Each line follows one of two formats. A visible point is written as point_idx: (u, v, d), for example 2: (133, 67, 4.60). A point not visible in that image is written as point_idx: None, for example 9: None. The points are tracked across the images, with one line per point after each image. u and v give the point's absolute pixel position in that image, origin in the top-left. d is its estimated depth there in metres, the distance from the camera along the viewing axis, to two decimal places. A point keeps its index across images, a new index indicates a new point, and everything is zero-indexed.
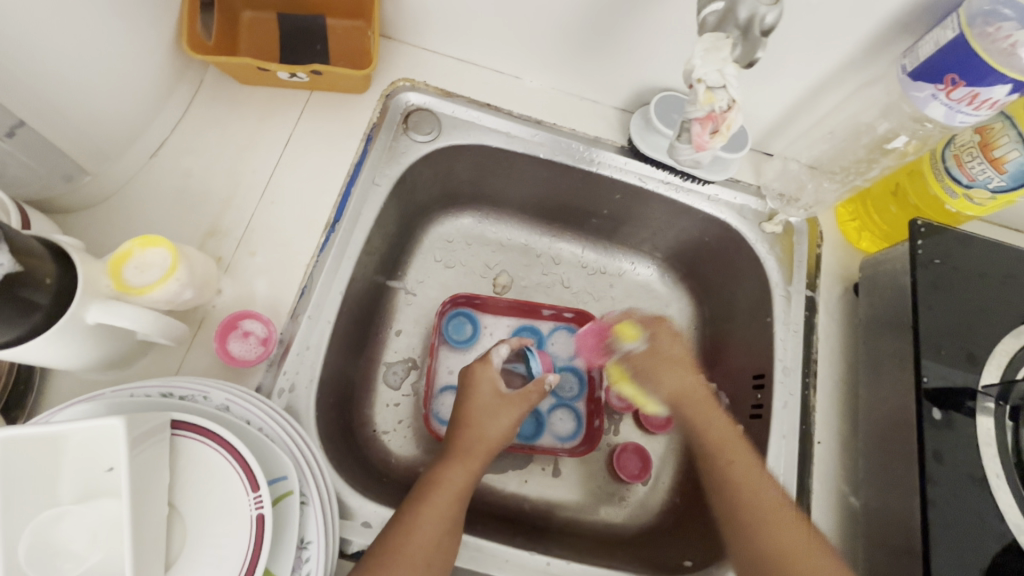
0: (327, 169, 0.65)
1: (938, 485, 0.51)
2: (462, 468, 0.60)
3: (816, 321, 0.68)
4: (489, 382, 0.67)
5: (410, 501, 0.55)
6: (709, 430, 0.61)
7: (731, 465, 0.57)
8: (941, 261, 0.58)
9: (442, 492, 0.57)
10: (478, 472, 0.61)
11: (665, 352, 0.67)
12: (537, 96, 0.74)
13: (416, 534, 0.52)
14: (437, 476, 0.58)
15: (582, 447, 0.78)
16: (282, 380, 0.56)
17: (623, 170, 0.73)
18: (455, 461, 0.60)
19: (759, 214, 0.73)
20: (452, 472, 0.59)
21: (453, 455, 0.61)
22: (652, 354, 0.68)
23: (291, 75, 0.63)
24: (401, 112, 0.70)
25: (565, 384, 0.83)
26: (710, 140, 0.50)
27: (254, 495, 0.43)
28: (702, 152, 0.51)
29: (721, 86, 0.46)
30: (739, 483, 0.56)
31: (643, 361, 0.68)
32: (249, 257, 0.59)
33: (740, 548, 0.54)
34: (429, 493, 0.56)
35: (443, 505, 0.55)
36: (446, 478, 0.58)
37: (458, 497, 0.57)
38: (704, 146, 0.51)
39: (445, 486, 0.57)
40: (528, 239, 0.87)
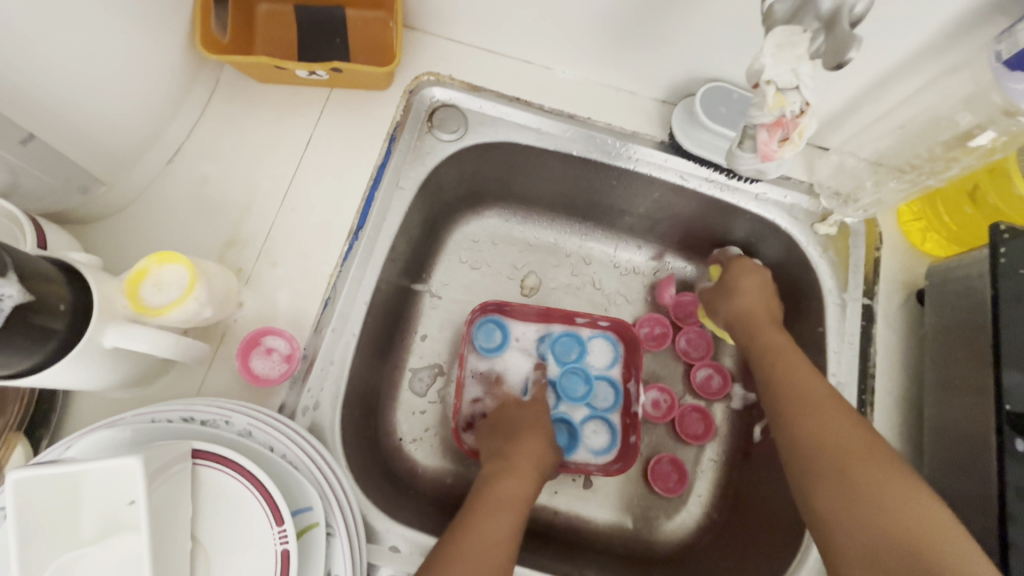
0: (348, 171, 0.61)
1: (1020, 525, 0.46)
2: (525, 462, 0.61)
3: (872, 332, 0.63)
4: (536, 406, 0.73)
5: (457, 525, 0.53)
6: (760, 340, 0.63)
7: (802, 410, 0.53)
8: None
9: (504, 494, 0.57)
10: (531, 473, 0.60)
11: (754, 289, 0.67)
12: (569, 88, 0.68)
13: (472, 561, 0.49)
14: (491, 481, 0.58)
15: (616, 464, 0.74)
16: (306, 397, 0.54)
17: (662, 167, 0.68)
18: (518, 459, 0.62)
19: (810, 215, 0.68)
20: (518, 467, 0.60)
21: (516, 452, 0.63)
22: (721, 286, 0.71)
23: (310, 74, 0.60)
24: (425, 109, 0.66)
25: (600, 396, 0.79)
26: (778, 149, 0.44)
27: (279, 529, 0.41)
28: (769, 162, 0.46)
29: (793, 87, 0.41)
30: (798, 413, 0.53)
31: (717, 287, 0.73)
32: (270, 267, 0.57)
33: (817, 492, 0.48)
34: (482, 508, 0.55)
35: (506, 505, 0.55)
36: (510, 474, 0.59)
37: (523, 493, 0.57)
38: (771, 156, 0.46)
39: (507, 484, 0.58)
40: (558, 238, 0.83)
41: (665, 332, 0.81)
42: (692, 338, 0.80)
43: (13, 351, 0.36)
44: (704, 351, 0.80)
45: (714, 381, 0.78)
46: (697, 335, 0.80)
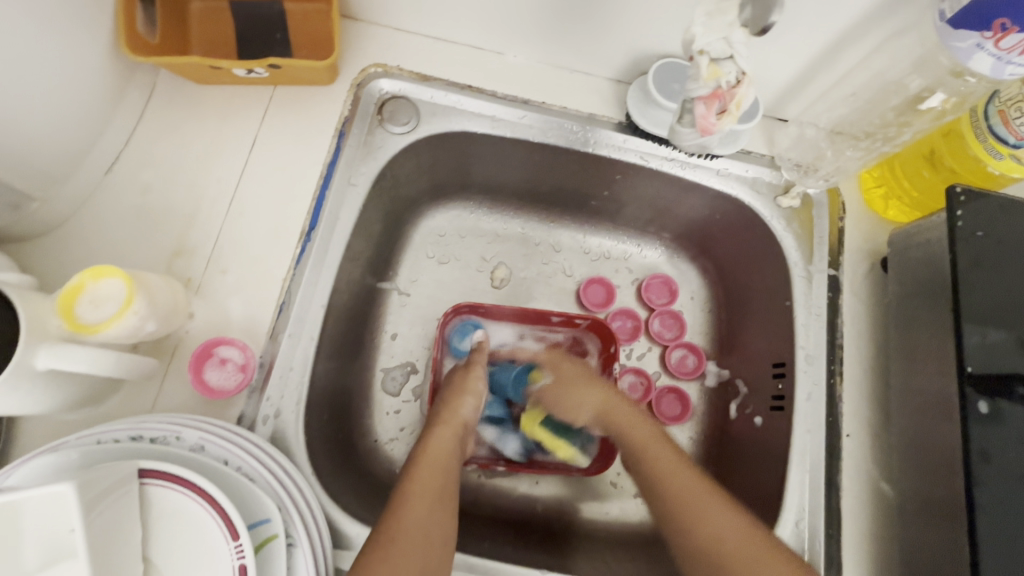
0: (298, 171, 0.59)
1: (986, 487, 0.46)
2: (444, 445, 0.58)
3: (840, 302, 0.63)
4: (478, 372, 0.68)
5: (388, 513, 0.50)
6: (630, 435, 0.59)
7: (683, 511, 0.51)
8: (984, 233, 0.52)
9: (428, 479, 0.53)
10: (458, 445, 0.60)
11: (574, 377, 0.67)
12: (522, 73, 0.67)
13: (407, 556, 0.46)
14: (416, 453, 0.57)
15: (595, 464, 0.71)
16: (265, 406, 0.52)
17: (621, 149, 0.67)
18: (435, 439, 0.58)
19: (773, 187, 0.66)
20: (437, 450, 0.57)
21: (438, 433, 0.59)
22: (558, 382, 0.67)
23: (249, 72, 0.57)
24: (374, 102, 0.64)
25: None
26: (717, 122, 0.46)
27: (235, 544, 0.39)
28: (709, 135, 0.47)
29: (727, 57, 0.43)
30: (691, 520, 0.50)
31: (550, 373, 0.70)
32: (220, 275, 0.55)
33: None
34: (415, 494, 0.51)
35: (430, 493, 0.52)
36: (429, 458, 0.56)
37: (446, 478, 0.55)
38: (710, 129, 0.47)
39: (428, 465, 0.55)
40: (525, 228, 0.82)
41: (635, 325, 0.80)
42: (664, 319, 0.80)
43: None
44: (678, 332, 0.79)
45: (687, 360, 0.78)
46: (668, 316, 0.80)
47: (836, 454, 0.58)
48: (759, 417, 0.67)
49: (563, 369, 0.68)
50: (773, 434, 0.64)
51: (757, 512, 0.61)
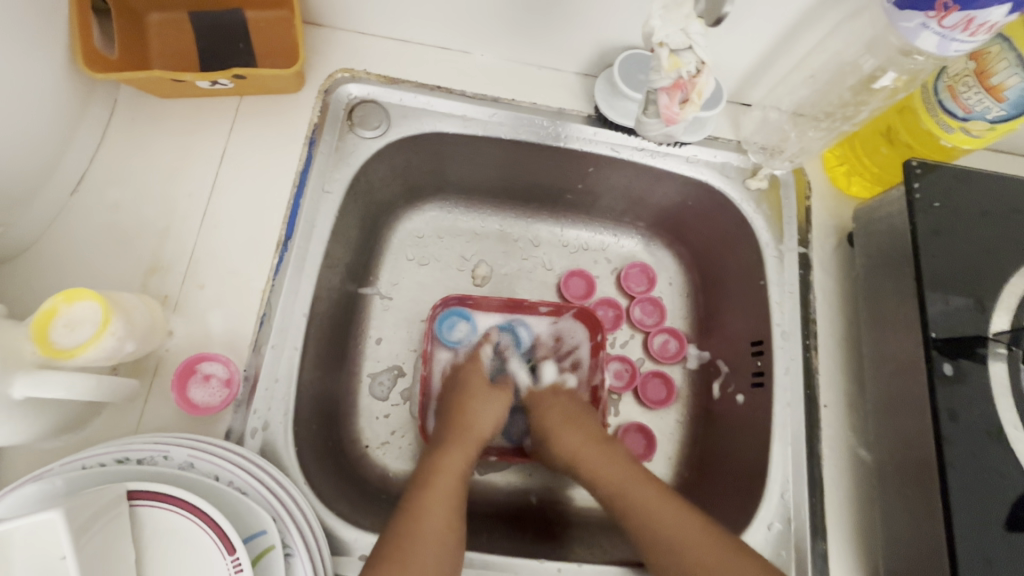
0: (270, 181, 0.59)
1: (954, 444, 0.48)
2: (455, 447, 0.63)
3: (811, 278, 0.65)
4: (476, 374, 0.73)
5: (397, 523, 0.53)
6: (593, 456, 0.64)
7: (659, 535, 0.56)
8: (941, 204, 0.54)
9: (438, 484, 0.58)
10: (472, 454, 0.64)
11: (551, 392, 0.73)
12: (490, 71, 0.67)
13: (415, 561, 0.49)
14: (435, 462, 0.60)
15: None
16: (253, 419, 0.52)
17: (593, 141, 0.68)
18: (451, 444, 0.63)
19: (741, 170, 0.68)
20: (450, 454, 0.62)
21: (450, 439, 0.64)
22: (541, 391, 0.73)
23: (213, 83, 0.57)
24: (343, 107, 0.63)
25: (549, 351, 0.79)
26: (680, 111, 0.48)
27: (231, 558, 0.39)
28: (675, 123, 0.48)
29: (687, 48, 0.44)
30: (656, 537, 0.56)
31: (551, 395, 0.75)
32: (198, 290, 0.54)
33: None
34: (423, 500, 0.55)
35: (443, 496, 0.56)
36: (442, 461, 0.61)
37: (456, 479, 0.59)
38: (676, 118, 0.48)
39: (448, 474, 0.59)
40: (503, 224, 0.82)
41: (617, 312, 0.81)
42: (644, 306, 0.81)
43: None
44: (658, 317, 0.81)
45: (669, 345, 0.80)
46: (648, 303, 0.81)
47: (816, 424, 0.60)
48: (741, 395, 0.69)
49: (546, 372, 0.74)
50: (755, 410, 0.66)
51: (745, 487, 0.62)
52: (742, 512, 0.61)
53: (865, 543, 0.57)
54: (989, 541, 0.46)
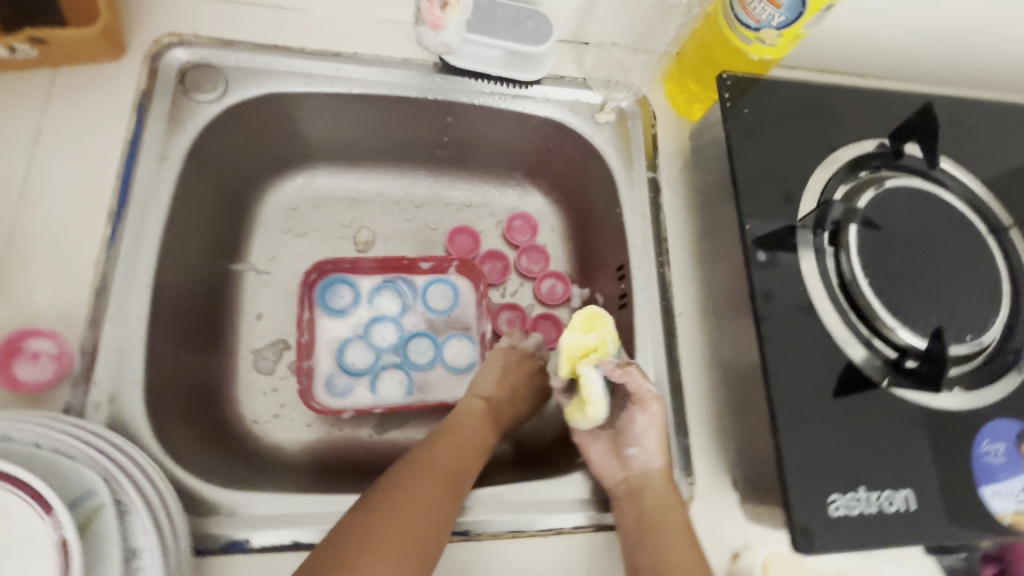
0: (95, 152, 0.56)
1: (770, 320, 0.52)
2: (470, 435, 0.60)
3: (662, 200, 0.69)
4: (529, 361, 0.71)
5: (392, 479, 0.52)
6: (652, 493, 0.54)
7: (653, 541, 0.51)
8: (749, 111, 0.59)
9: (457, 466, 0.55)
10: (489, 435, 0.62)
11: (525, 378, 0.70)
12: (329, 27, 0.67)
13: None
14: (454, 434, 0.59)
15: None
16: (94, 393, 0.50)
17: (442, 89, 0.69)
18: (468, 428, 0.61)
19: (589, 106, 0.71)
20: (468, 435, 0.60)
21: (469, 421, 0.62)
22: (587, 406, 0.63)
23: (13, 52, 0.54)
24: (174, 73, 0.61)
25: (434, 298, 0.81)
26: (442, 14, 0.60)
27: (53, 519, 0.38)
28: (439, 25, 0.60)
29: None
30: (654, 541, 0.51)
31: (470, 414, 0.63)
32: (21, 269, 0.52)
33: None
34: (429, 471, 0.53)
35: (453, 465, 0.55)
36: (451, 435, 0.59)
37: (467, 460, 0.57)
38: (439, 23, 0.60)
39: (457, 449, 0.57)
40: (379, 188, 0.82)
41: (503, 263, 0.83)
42: (531, 255, 0.83)
43: None
44: (544, 264, 0.83)
45: (556, 288, 0.82)
46: (535, 253, 0.84)
47: (674, 333, 0.64)
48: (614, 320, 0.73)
49: (513, 378, 0.69)
50: (625, 331, 0.69)
51: None
52: None
53: (726, 433, 0.61)
54: (809, 405, 0.50)
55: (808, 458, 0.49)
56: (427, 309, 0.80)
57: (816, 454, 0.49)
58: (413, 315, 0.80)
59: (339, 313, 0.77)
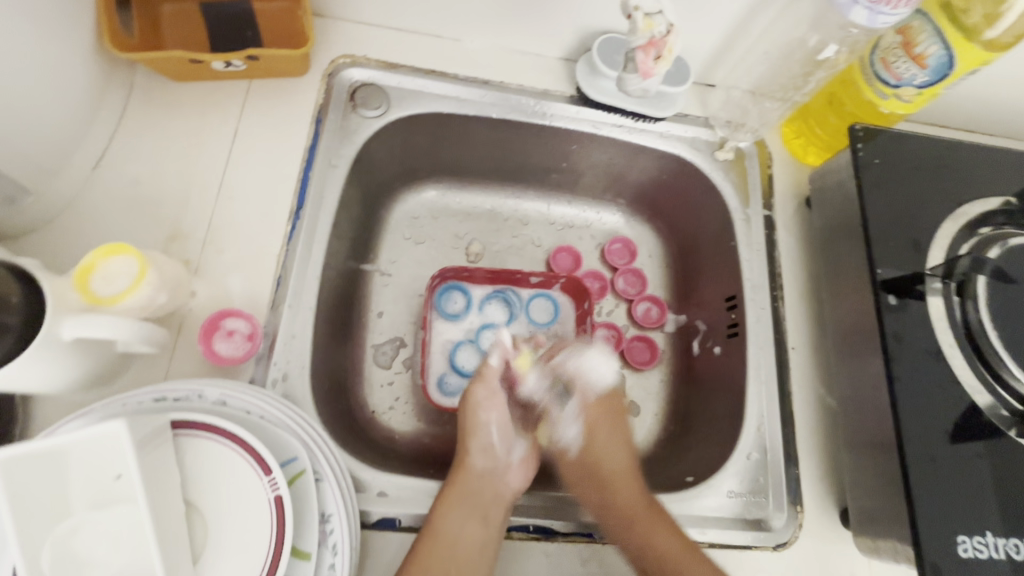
0: (280, 156, 0.63)
1: (899, 362, 0.56)
2: (492, 429, 0.66)
3: (776, 238, 0.72)
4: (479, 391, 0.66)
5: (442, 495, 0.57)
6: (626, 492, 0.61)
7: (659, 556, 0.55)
8: (881, 161, 0.62)
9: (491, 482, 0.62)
10: (476, 505, 0.58)
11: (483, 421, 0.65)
12: (479, 57, 0.73)
13: None
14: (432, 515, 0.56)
15: None
16: (274, 370, 0.55)
17: (576, 119, 0.74)
18: (486, 430, 0.66)
19: (710, 144, 0.75)
20: (487, 428, 0.66)
21: (484, 411, 0.66)
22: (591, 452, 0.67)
23: (227, 65, 0.61)
24: (346, 90, 0.68)
25: (538, 311, 0.85)
26: (654, 65, 0.56)
27: (269, 478, 0.43)
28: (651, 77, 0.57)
29: (656, 11, 0.52)
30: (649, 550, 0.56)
31: (482, 387, 0.67)
32: (217, 255, 0.58)
33: None
34: (472, 491, 0.59)
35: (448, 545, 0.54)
36: (479, 438, 0.65)
37: (496, 469, 0.63)
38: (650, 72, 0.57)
39: (443, 533, 0.54)
40: (493, 205, 0.87)
41: (603, 283, 0.86)
42: (627, 277, 0.86)
43: None
44: (641, 287, 0.86)
45: (652, 312, 0.85)
46: (631, 275, 0.86)
47: (785, 365, 0.67)
48: (718, 347, 0.76)
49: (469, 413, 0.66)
50: (732, 359, 0.72)
51: (726, 428, 0.68)
52: (724, 447, 0.67)
53: (832, 466, 0.64)
54: (933, 446, 0.53)
55: (935, 493, 0.52)
56: (531, 321, 0.84)
57: (942, 491, 0.52)
58: (519, 325, 0.84)
59: (452, 316, 0.82)
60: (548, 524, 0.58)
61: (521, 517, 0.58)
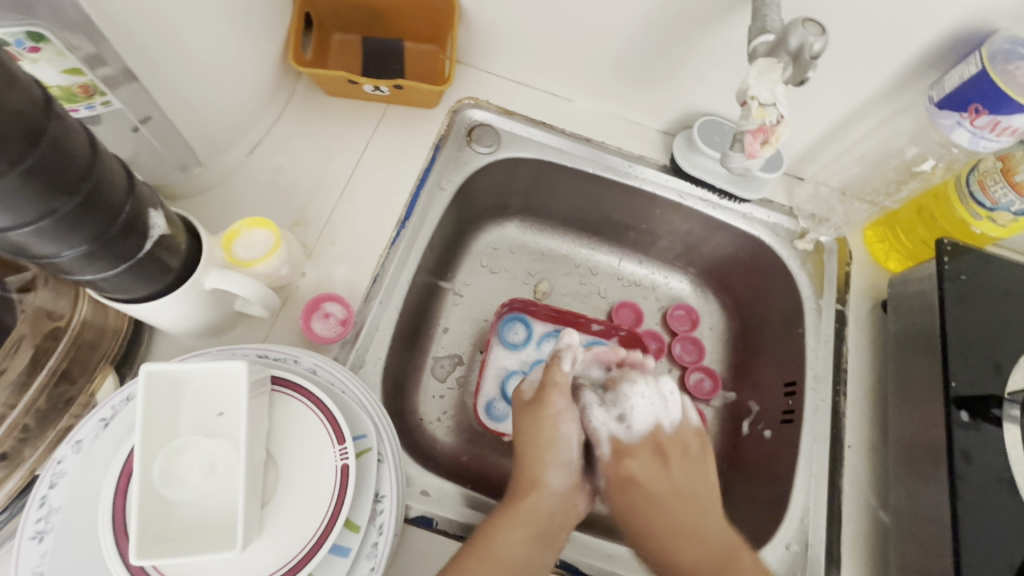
0: (399, 173, 0.72)
1: (965, 480, 0.54)
2: (571, 442, 0.62)
3: (846, 333, 0.72)
4: (558, 399, 0.63)
5: (496, 514, 0.56)
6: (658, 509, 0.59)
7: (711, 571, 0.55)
8: (967, 277, 0.63)
9: (562, 502, 0.59)
10: (540, 525, 0.56)
11: (547, 428, 0.61)
12: (587, 117, 0.81)
13: None
14: (485, 529, 0.54)
15: None
16: (354, 356, 0.61)
17: (664, 186, 0.79)
18: (563, 442, 0.62)
19: (791, 232, 0.78)
20: (566, 442, 0.62)
21: (560, 422, 0.62)
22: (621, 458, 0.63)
23: (375, 89, 0.71)
24: (465, 126, 0.77)
25: None
26: (760, 148, 0.58)
27: (339, 447, 0.48)
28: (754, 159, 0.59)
29: (772, 103, 0.53)
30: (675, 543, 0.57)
31: (561, 398, 0.63)
32: (330, 245, 0.66)
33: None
34: (538, 514, 0.56)
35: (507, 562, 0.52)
36: (558, 452, 0.61)
37: (569, 491, 0.60)
38: (754, 154, 0.59)
39: (497, 551, 0.52)
40: (567, 249, 0.92)
41: (660, 345, 0.87)
42: (685, 344, 0.87)
43: (144, 276, 0.44)
44: (697, 356, 0.86)
45: (705, 384, 0.84)
46: (689, 342, 0.87)
47: (840, 462, 0.66)
48: (768, 431, 0.75)
49: (545, 428, 0.61)
50: (783, 445, 0.71)
51: (767, 513, 0.67)
52: (763, 532, 0.66)
53: None
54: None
55: None
56: None
57: None
58: None
59: (510, 345, 0.86)
60: (573, 561, 0.60)
61: None
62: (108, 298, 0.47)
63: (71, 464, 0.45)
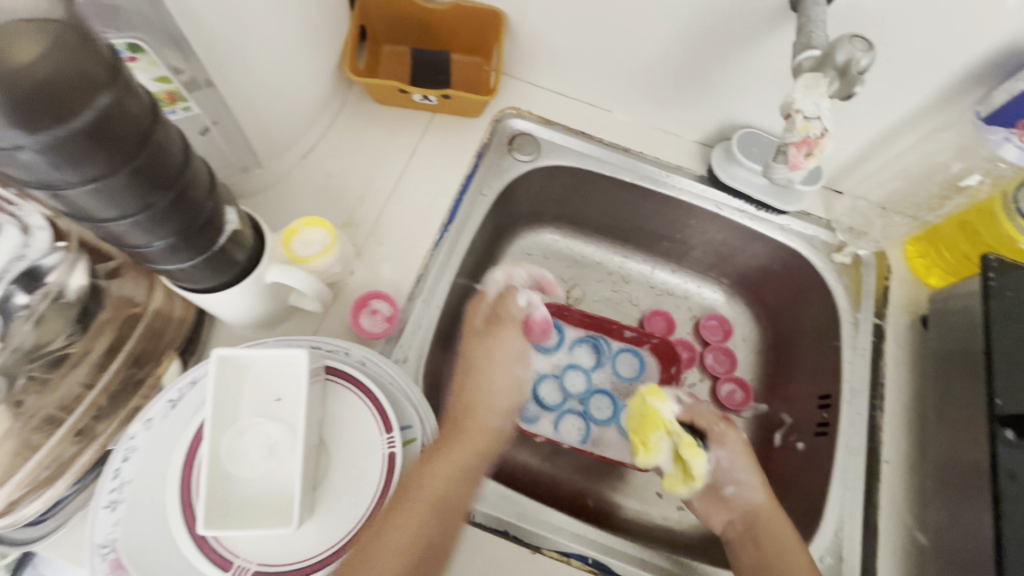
0: (443, 178, 0.75)
1: (1010, 499, 0.53)
2: (515, 372, 0.64)
3: (884, 347, 0.72)
4: (515, 334, 0.66)
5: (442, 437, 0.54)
6: None
7: None
8: (1014, 294, 0.61)
9: (486, 436, 0.57)
10: (473, 455, 0.54)
11: (490, 355, 0.64)
12: (625, 127, 0.83)
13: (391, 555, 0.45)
14: (423, 454, 0.51)
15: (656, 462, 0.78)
16: (398, 352, 0.64)
17: (700, 197, 0.80)
18: (516, 386, 0.64)
19: (828, 245, 0.78)
20: (514, 374, 0.64)
21: (504, 355, 0.64)
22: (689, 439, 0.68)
23: (424, 98, 0.74)
24: (507, 135, 0.80)
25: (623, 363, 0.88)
26: (804, 160, 0.59)
27: (387, 436, 0.50)
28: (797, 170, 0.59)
29: (817, 116, 0.54)
30: None
31: (513, 328, 0.67)
32: (377, 246, 0.69)
33: None
34: (465, 441, 0.55)
35: (442, 485, 0.49)
36: (493, 388, 0.62)
37: (498, 427, 0.59)
38: (798, 166, 0.60)
39: (431, 476, 0.49)
40: (600, 256, 0.94)
41: (692, 354, 0.88)
42: (717, 354, 0.87)
43: (214, 268, 0.48)
44: (729, 366, 0.87)
45: (737, 395, 0.84)
46: (721, 352, 0.88)
47: (876, 477, 0.65)
48: (802, 443, 0.75)
49: (495, 354, 0.64)
50: (817, 458, 0.71)
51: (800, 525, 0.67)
52: None
53: None
54: None
55: None
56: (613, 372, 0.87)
57: None
58: (602, 373, 0.87)
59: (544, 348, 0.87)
60: (605, 562, 0.60)
61: (582, 547, 0.61)
62: (182, 289, 0.50)
63: (141, 440, 0.49)
